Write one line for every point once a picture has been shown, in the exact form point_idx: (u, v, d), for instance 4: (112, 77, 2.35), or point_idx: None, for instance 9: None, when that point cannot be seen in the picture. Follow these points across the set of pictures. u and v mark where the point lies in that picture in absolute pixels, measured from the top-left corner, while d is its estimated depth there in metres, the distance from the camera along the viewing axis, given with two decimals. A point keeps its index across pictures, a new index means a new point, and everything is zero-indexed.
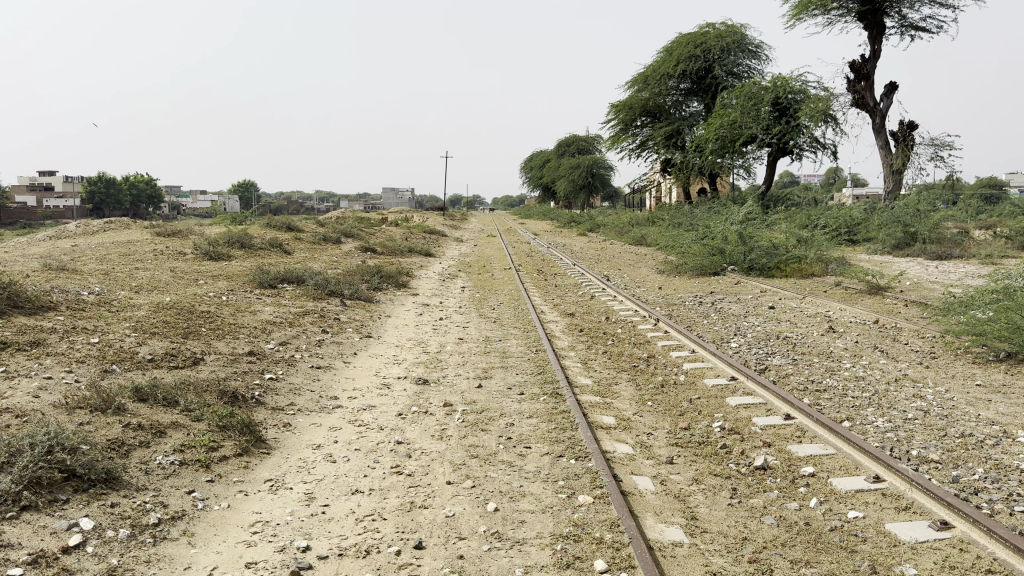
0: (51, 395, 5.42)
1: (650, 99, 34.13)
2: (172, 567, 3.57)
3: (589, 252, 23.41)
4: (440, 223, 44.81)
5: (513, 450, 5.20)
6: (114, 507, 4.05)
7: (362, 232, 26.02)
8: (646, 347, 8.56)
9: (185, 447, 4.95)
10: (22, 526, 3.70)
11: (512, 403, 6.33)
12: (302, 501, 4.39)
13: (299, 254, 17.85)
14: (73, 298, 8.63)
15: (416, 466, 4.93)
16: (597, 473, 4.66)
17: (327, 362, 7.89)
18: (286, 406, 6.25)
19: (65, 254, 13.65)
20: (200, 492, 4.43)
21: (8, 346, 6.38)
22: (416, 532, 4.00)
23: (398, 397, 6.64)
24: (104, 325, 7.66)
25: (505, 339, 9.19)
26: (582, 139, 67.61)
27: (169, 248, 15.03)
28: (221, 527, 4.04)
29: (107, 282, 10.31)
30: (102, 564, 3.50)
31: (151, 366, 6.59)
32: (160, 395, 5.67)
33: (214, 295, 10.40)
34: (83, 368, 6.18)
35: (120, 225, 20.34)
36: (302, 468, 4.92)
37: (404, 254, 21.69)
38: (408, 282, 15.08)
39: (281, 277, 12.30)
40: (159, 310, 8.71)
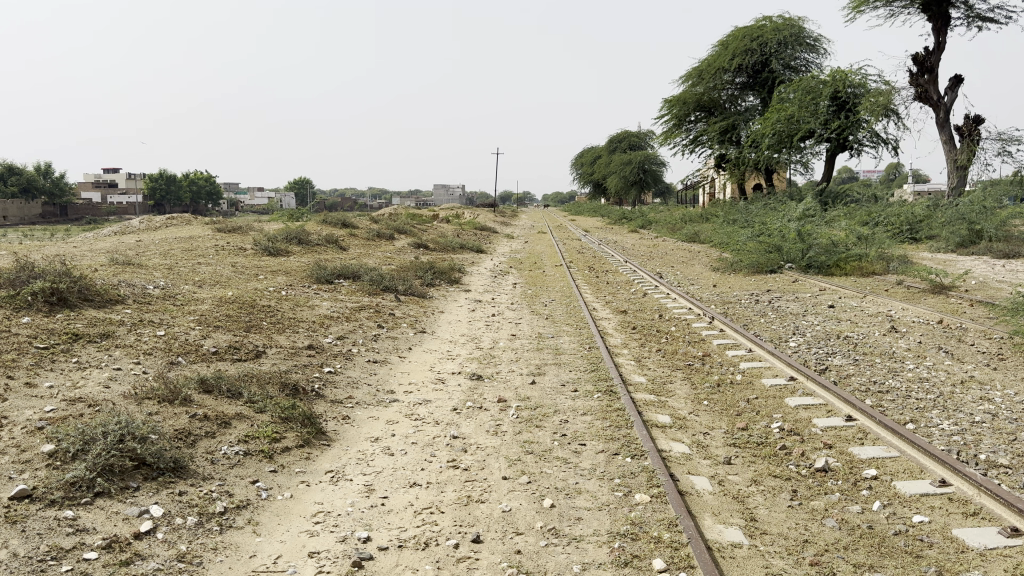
0: (122, 385, 5.61)
1: (705, 94, 33.69)
2: (238, 555, 3.66)
3: (642, 248, 23.20)
4: (490, 220, 44.86)
5: (568, 447, 5.20)
6: (182, 496, 4.17)
7: (415, 228, 26.27)
8: (702, 345, 8.47)
9: (249, 438, 5.07)
10: (96, 512, 3.84)
11: (566, 400, 6.32)
12: (362, 492, 4.46)
13: (354, 249, 18.11)
14: (140, 291, 8.90)
15: (473, 461, 4.96)
16: (654, 472, 4.62)
17: (383, 356, 7.99)
18: (345, 399, 6.35)
19: (132, 249, 14.10)
20: (263, 482, 4.53)
21: (80, 338, 6.61)
22: (473, 526, 4.02)
23: (453, 391, 6.69)
24: (169, 318, 7.89)
25: (558, 335, 9.18)
26: (634, 135, 67.03)
27: (230, 244, 15.41)
28: (285, 516, 4.12)
29: (171, 276, 10.60)
30: (172, 550, 3.61)
31: (216, 358, 6.76)
32: (224, 386, 5.82)
33: (274, 290, 10.62)
34: (151, 359, 6.37)
35: (182, 220, 20.90)
36: (361, 460, 4.99)
37: (456, 250, 21.81)
38: (461, 278, 15.19)
39: (338, 272, 12.50)
40: (222, 304, 8.92)
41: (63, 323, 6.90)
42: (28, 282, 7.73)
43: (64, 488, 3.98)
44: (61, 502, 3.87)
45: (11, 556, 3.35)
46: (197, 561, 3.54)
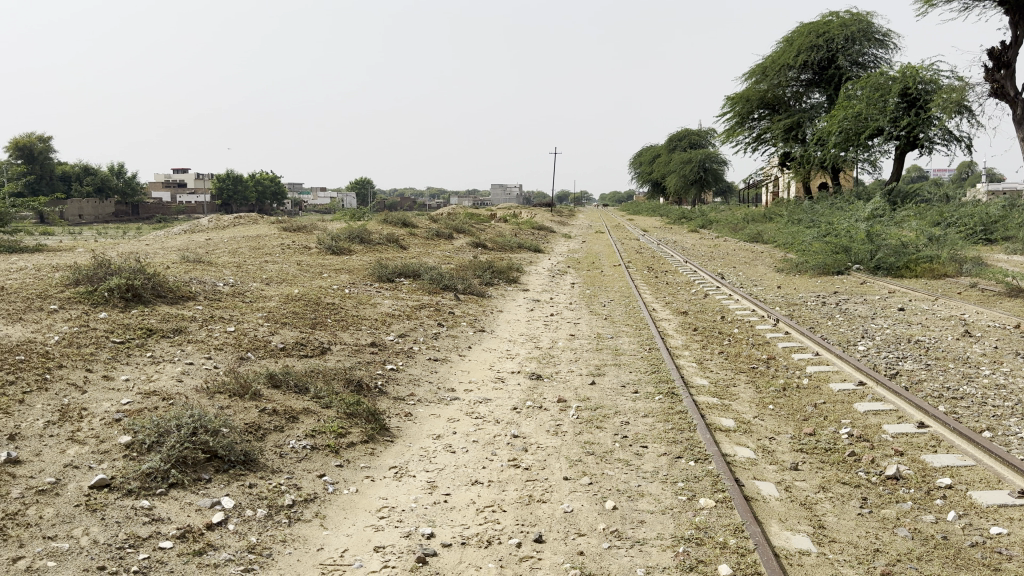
0: (194, 379, 5.78)
1: (769, 91, 33.07)
2: (306, 547, 3.73)
3: (702, 248, 22.88)
4: (547, 219, 44.77)
5: (630, 449, 5.15)
6: (252, 488, 4.27)
7: (473, 228, 26.35)
8: (765, 348, 8.30)
9: (315, 433, 5.16)
10: (171, 502, 3.96)
11: (627, 401, 6.26)
12: (425, 488, 4.50)
13: (414, 249, 18.29)
14: (210, 288, 9.14)
15: (534, 460, 4.96)
16: (719, 476, 4.55)
17: (443, 354, 8.05)
18: (407, 396, 6.42)
19: (202, 247, 14.48)
20: (330, 476, 4.61)
21: (154, 333, 6.83)
22: (535, 525, 4.02)
23: (512, 391, 6.69)
24: (238, 314, 8.09)
25: (617, 336, 9.12)
26: (695, 134, 66.11)
27: (295, 243, 15.72)
28: (350, 511, 4.18)
29: (239, 274, 10.87)
30: (243, 542, 3.70)
31: (283, 354, 6.91)
32: (292, 381, 5.94)
33: (338, 288, 10.80)
34: (221, 354, 6.55)
35: (249, 219, 21.39)
36: (424, 457, 5.04)
37: (514, 250, 21.86)
38: (519, 278, 15.20)
39: (399, 271, 12.64)
40: (289, 301, 9.12)
41: (138, 318, 7.14)
42: (104, 279, 8.02)
43: (141, 478, 4.12)
44: (137, 491, 4.01)
45: (91, 543, 3.49)
46: (267, 553, 3.62)
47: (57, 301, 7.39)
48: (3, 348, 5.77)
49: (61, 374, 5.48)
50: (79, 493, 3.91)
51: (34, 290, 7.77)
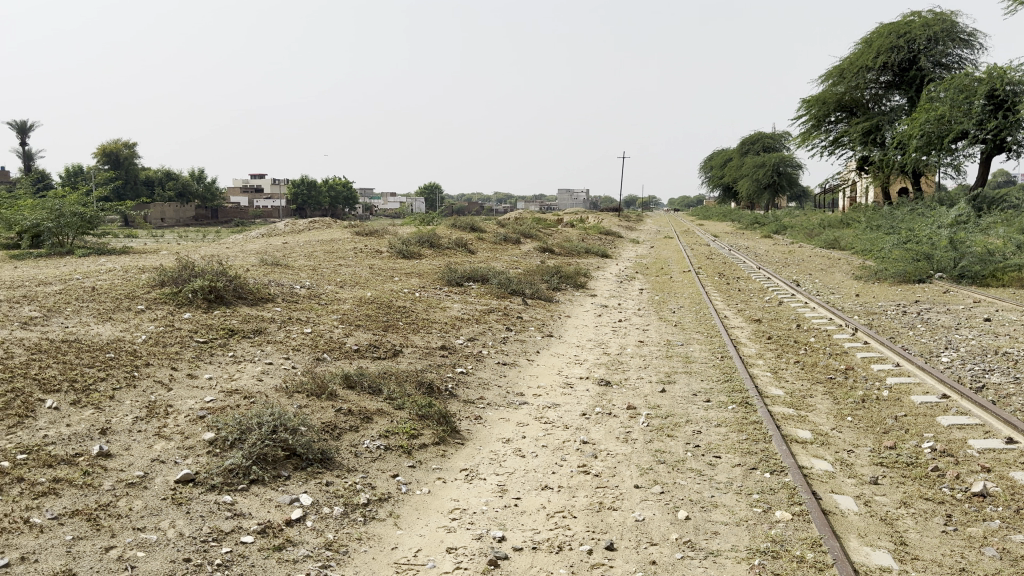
0: (273, 379, 5.95)
1: (847, 93, 32.19)
2: (380, 546, 3.80)
3: (776, 255, 22.40)
4: (614, 224, 44.57)
5: (703, 459, 5.08)
6: (328, 486, 4.37)
7: (541, 233, 26.41)
8: (843, 358, 8.08)
9: (389, 433, 5.26)
10: (252, 498, 4.09)
11: (699, 410, 6.18)
12: (496, 492, 4.54)
13: (482, 253, 18.43)
14: (288, 290, 9.39)
15: (604, 467, 4.94)
16: (796, 489, 4.46)
17: (511, 358, 8.09)
18: (477, 399, 6.48)
19: (279, 250, 14.91)
20: (403, 476, 4.69)
21: (236, 333, 7.06)
22: (607, 532, 4.01)
23: (581, 396, 6.68)
24: (314, 316, 8.30)
25: (688, 343, 9.01)
26: (768, 137, 64.74)
27: (367, 247, 16.02)
28: (423, 512, 4.24)
29: (315, 277, 11.15)
30: (320, 538, 3.79)
31: (357, 355, 7.06)
32: (366, 382, 6.06)
33: (408, 291, 10.98)
34: (298, 355, 6.73)
35: (322, 223, 21.89)
36: (494, 460, 5.07)
37: (582, 255, 21.81)
38: (587, 283, 15.15)
39: (468, 275, 12.74)
40: (362, 304, 9.31)
41: (220, 319, 7.40)
42: (189, 280, 8.33)
43: (223, 473, 4.27)
44: (220, 486, 4.15)
45: (177, 535, 3.62)
46: (343, 550, 3.70)
47: (145, 301, 7.71)
48: (95, 346, 6.05)
49: (148, 372, 5.72)
50: (165, 487, 4.07)
51: (123, 290, 8.13)
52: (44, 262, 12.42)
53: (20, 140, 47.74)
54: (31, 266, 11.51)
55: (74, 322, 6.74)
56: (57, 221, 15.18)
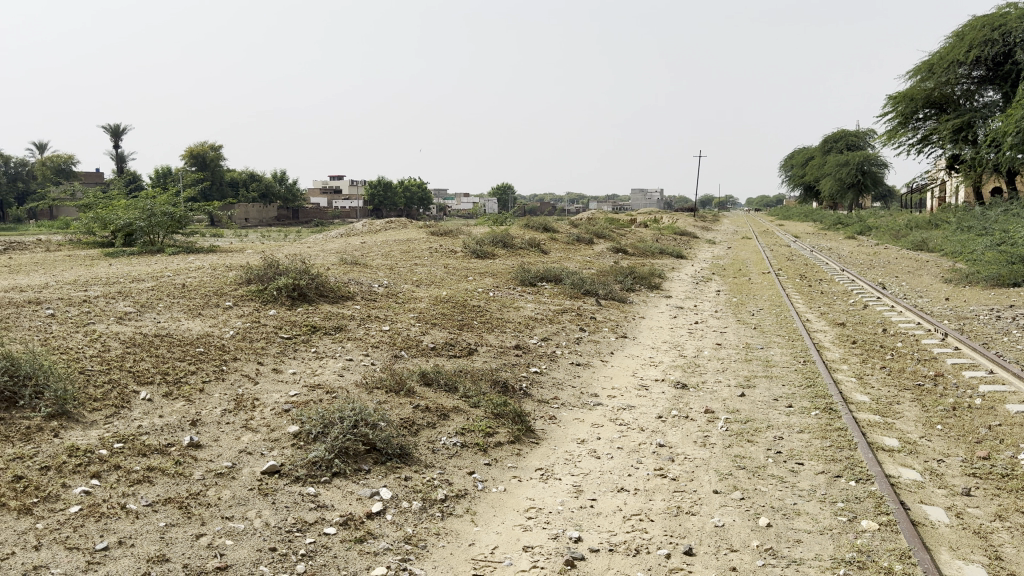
0: (353, 374, 6.09)
1: (936, 89, 30.97)
2: (458, 541, 3.84)
3: (860, 257, 21.66)
4: (690, 225, 43.86)
5: (784, 465, 4.95)
6: (407, 481, 4.44)
7: (615, 233, 26.21)
8: (932, 364, 7.76)
9: (465, 431, 5.31)
10: (334, 491, 4.19)
11: (780, 416, 6.03)
12: (572, 492, 4.52)
13: (556, 253, 18.41)
14: (367, 289, 9.59)
15: (681, 471, 4.87)
16: (883, 498, 4.30)
17: (586, 359, 8.06)
18: (552, 399, 6.48)
19: (357, 250, 15.21)
20: (479, 473, 4.72)
21: (318, 330, 7.24)
22: (685, 536, 3.95)
23: (657, 399, 6.60)
24: (392, 314, 8.44)
25: (767, 346, 8.82)
26: (852, 134, 62.68)
27: (442, 247, 16.21)
28: (499, 509, 4.26)
29: (392, 276, 11.33)
30: (400, 532, 3.85)
31: (433, 353, 7.15)
32: (442, 380, 6.13)
33: (482, 290, 11.07)
34: (377, 352, 6.85)
35: (399, 224, 22.22)
36: (569, 460, 5.06)
37: (656, 255, 21.56)
38: (662, 284, 14.96)
39: (541, 276, 12.75)
40: (438, 303, 9.42)
41: (303, 315, 7.60)
42: (274, 278, 8.58)
43: (307, 466, 4.39)
44: (303, 478, 4.27)
45: (263, 525, 3.74)
46: (422, 545, 3.76)
47: (232, 298, 7.99)
48: (186, 341, 6.30)
49: (236, 366, 5.92)
50: (252, 477, 4.21)
51: (211, 287, 8.43)
52: (136, 259, 12.97)
53: (114, 143, 49.91)
54: (125, 264, 12.03)
55: (166, 317, 7.02)
56: (148, 220, 15.84)
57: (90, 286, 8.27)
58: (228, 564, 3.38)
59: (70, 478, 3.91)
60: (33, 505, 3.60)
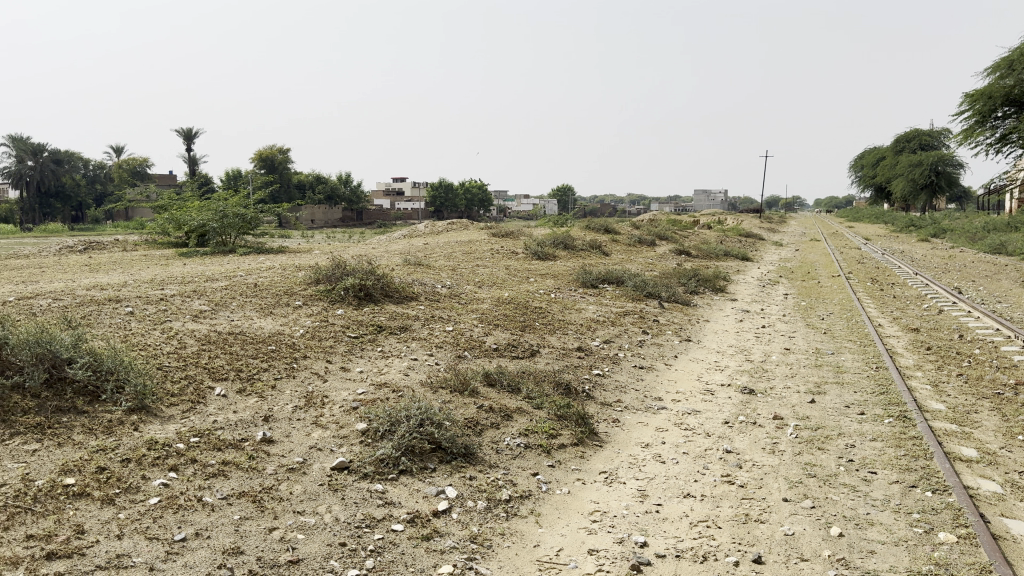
0: (418, 374, 6.16)
1: (1016, 86, 29.74)
2: (523, 543, 3.85)
3: (935, 260, 20.91)
4: (755, 226, 43.07)
5: (857, 474, 4.82)
6: (472, 480, 4.47)
7: (678, 235, 25.88)
8: (1013, 372, 7.45)
9: (529, 432, 5.32)
10: (401, 488, 4.25)
11: (852, 423, 5.87)
12: (637, 496, 4.49)
13: (617, 255, 18.29)
14: (430, 290, 9.67)
15: (749, 478, 4.78)
16: (961, 510, 4.15)
17: (649, 362, 7.99)
18: (615, 402, 6.44)
19: (420, 251, 15.40)
20: (543, 475, 4.72)
21: (383, 329, 7.35)
22: (754, 545, 3.88)
23: (724, 404, 6.50)
24: (455, 315, 8.50)
25: (837, 352, 8.60)
26: (926, 134, 60.68)
27: (503, 248, 16.26)
28: (564, 511, 4.26)
29: (455, 277, 11.42)
30: (466, 531, 3.88)
31: (496, 354, 7.18)
32: (505, 381, 6.15)
33: (544, 292, 11.06)
34: (441, 352, 6.91)
35: (460, 225, 22.36)
36: (634, 465, 5.02)
37: (720, 257, 21.22)
38: (727, 287, 14.71)
39: (603, 277, 12.67)
40: (500, 304, 9.46)
41: (369, 315, 7.71)
42: (340, 278, 8.73)
43: (375, 463, 4.47)
44: (371, 475, 4.34)
45: (333, 520, 3.81)
46: (488, 544, 3.78)
47: (301, 298, 8.16)
48: (258, 339, 6.47)
49: (306, 364, 6.05)
50: (322, 473, 4.30)
51: (281, 287, 8.63)
52: (209, 259, 13.36)
53: (186, 147, 51.45)
54: (199, 264, 12.38)
55: (239, 316, 7.21)
56: (220, 221, 16.29)
57: (167, 285, 8.56)
58: (300, 557, 3.45)
59: (150, 470, 4.05)
60: (115, 496, 3.74)
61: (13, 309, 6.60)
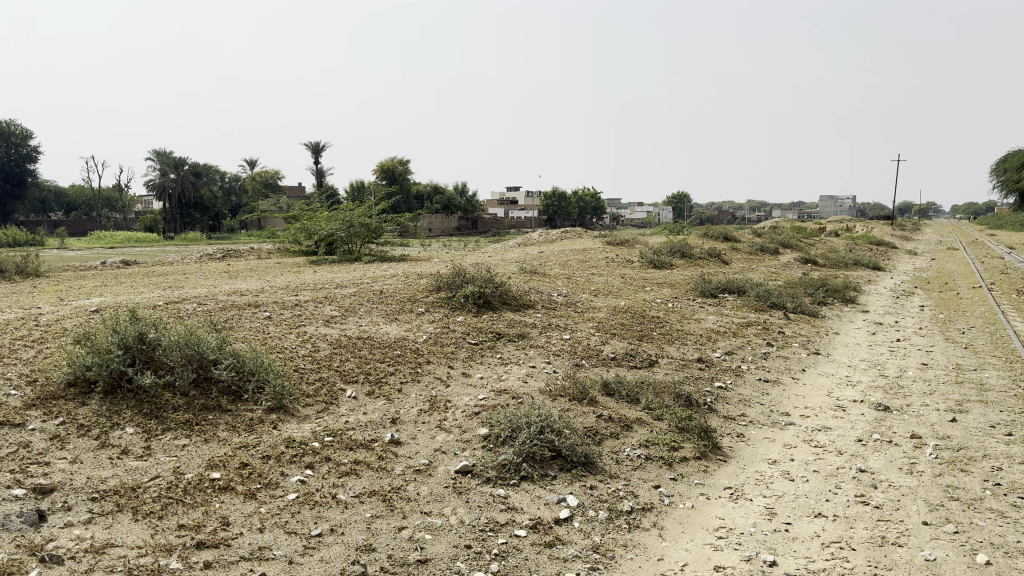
0: (537, 381, 6.21)
1: None
2: (646, 555, 3.81)
3: None
4: (886, 233, 40.95)
5: (1005, 499, 4.51)
6: (593, 490, 4.47)
7: (802, 243, 24.94)
8: None
9: (650, 443, 5.26)
10: (522, 494, 4.30)
11: (999, 445, 5.49)
12: (764, 514, 4.36)
13: (738, 264, 17.83)
14: (547, 298, 9.74)
15: (885, 499, 4.55)
16: None
17: (774, 376, 7.74)
18: (739, 416, 6.28)
19: (536, 259, 15.53)
20: (665, 488, 4.66)
21: (502, 336, 7.45)
22: (891, 568, 3.70)
23: (856, 421, 6.22)
24: (572, 323, 8.53)
25: (982, 369, 8.05)
26: None
27: (620, 256, 16.16)
28: (688, 526, 4.19)
29: (571, 285, 11.46)
30: (588, 540, 3.88)
31: (614, 363, 7.15)
32: (625, 391, 6.11)
33: (662, 301, 10.93)
34: (559, 360, 6.94)
35: (575, 232, 22.40)
36: (761, 481, 4.88)
37: (849, 267, 20.30)
38: (856, 297, 14.06)
39: (724, 287, 12.40)
40: (617, 313, 9.42)
41: (488, 322, 7.85)
42: (460, 286, 8.93)
43: (497, 468, 4.55)
44: (494, 480, 4.42)
45: (459, 522, 3.90)
46: (611, 555, 3.76)
47: (424, 305, 8.41)
48: (384, 343, 6.70)
49: (429, 368, 6.22)
50: (447, 476, 4.41)
51: (405, 294, 8.91)
52: (336, 267, 13.96)
53: (313, 159, 53.76)
54: (327, 271, 12.90)
55: (366, 321, 7.49)
56: (347, 230, 16.96)
57: (300, 291, 9.01)
58: (427, 557, 3.55)
59: (287, 466, 4.26)
60: (257, 491, 3.96)
61: (164, 312, 7.11)
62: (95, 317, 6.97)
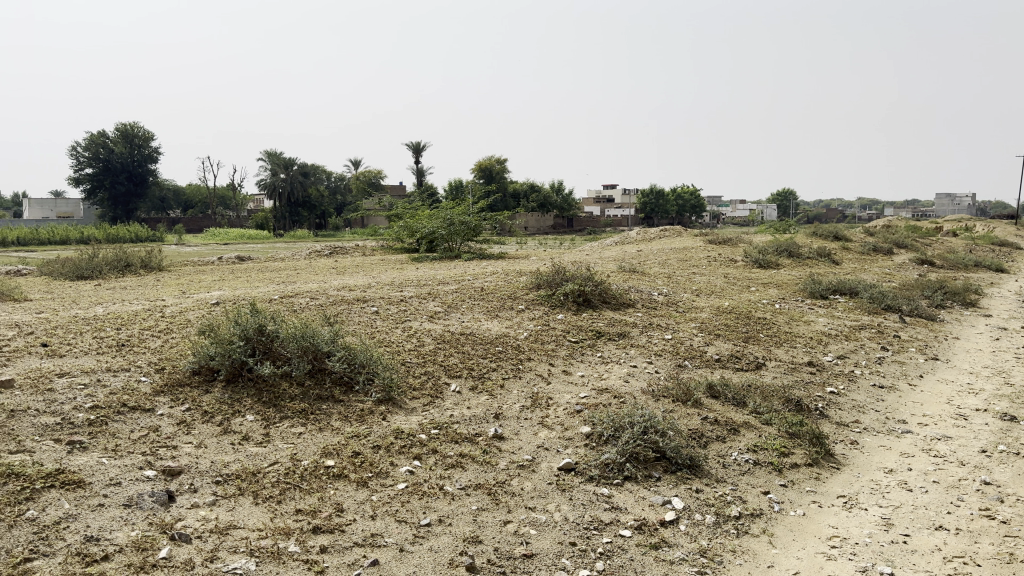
0: (639, 381, 6.16)
1: None
2: (756, 562, 3.74)
3: None
4: (1010, 233, 38.58)
5: None
6: (698, 493, 4.41)
7: (918, 242, 23.77)
8: None
9: (757, 448, 5.14)
10: (627, 494, 4.28)
11: None
12: (880, 524, 4.20)
13: (847, 263, 17.18)
14: (648, 297, 9.66)
15: (1013, 514, 4.31)
16: None
17: (889, 381, 7.42)
18: (852, 423, 6.05)
19: (636, 257, 15.42)
20: (774, 494, 4.55)
21: (603, 335, 7.43)
22: None
23: (980, 431, 5.89)
24: (674, 322, 8.43)
25: None
26: None
27: (722, 255, 15.85)
28: (800, 534, 4.08)
29: (672, 284, 11.32)
30: (695, 544, 3.83)
31: (719, 365, 7.02)
32: (730, 394, 5.99)
33: (767, 302, 10.66)
34: (661, 360, 6.87)
35: (674, 231, 22.08)
36: (876, 490, 4.70)
37: (970, 268, 19.23)
38: (979, 300, 13.31)
39: (833, 287, 11.97)
40: (720, 313, 9.24)
41: (589, 321, 7.84)
42: (560, 283, 8.95)
43: (600, 467, 4.55)
44: (598, 479, 4.42)
45: (563, 519, 3.91)
46: (718, 560, 3.70)
47: (525, 303, 8.48)
48: (486, 340, 6.79)
49: (531, 366, 6.26)
50: (551, 473, 4.44)
51: (506, 291, 9.01)
52: (438, 264, 14.25)
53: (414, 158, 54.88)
54: (430, 268, 13.18)
55: (468, 317, 7.61)
56: (447, 228, 17.29)
57: (405, 287, 9.23)
58: (533, 552, 3.58)
59: (396, 457, 4.38)
60: (369, 479, 4.09)
61: (278, 305, 7.44)
62: (215, 310, 7.35)
